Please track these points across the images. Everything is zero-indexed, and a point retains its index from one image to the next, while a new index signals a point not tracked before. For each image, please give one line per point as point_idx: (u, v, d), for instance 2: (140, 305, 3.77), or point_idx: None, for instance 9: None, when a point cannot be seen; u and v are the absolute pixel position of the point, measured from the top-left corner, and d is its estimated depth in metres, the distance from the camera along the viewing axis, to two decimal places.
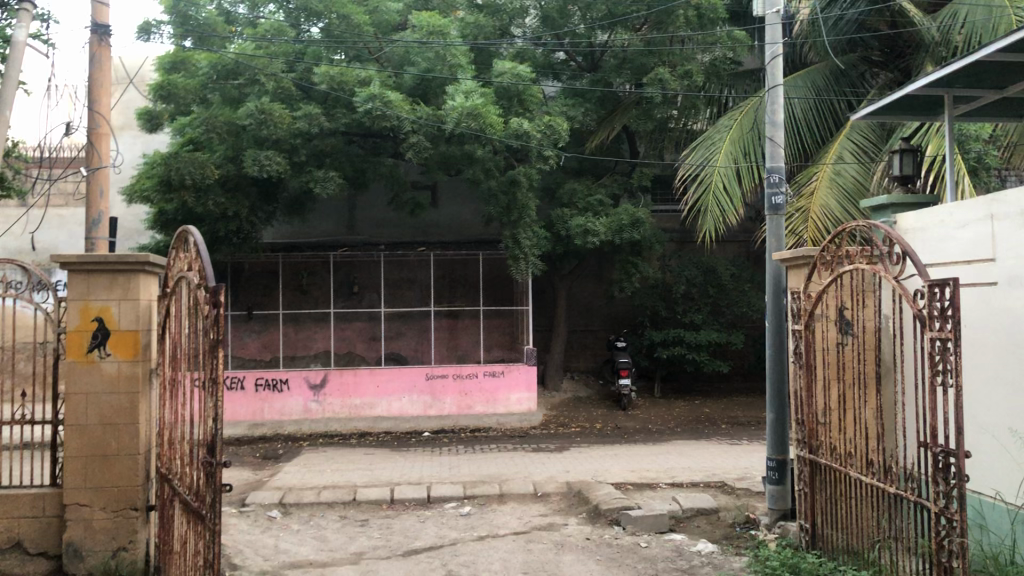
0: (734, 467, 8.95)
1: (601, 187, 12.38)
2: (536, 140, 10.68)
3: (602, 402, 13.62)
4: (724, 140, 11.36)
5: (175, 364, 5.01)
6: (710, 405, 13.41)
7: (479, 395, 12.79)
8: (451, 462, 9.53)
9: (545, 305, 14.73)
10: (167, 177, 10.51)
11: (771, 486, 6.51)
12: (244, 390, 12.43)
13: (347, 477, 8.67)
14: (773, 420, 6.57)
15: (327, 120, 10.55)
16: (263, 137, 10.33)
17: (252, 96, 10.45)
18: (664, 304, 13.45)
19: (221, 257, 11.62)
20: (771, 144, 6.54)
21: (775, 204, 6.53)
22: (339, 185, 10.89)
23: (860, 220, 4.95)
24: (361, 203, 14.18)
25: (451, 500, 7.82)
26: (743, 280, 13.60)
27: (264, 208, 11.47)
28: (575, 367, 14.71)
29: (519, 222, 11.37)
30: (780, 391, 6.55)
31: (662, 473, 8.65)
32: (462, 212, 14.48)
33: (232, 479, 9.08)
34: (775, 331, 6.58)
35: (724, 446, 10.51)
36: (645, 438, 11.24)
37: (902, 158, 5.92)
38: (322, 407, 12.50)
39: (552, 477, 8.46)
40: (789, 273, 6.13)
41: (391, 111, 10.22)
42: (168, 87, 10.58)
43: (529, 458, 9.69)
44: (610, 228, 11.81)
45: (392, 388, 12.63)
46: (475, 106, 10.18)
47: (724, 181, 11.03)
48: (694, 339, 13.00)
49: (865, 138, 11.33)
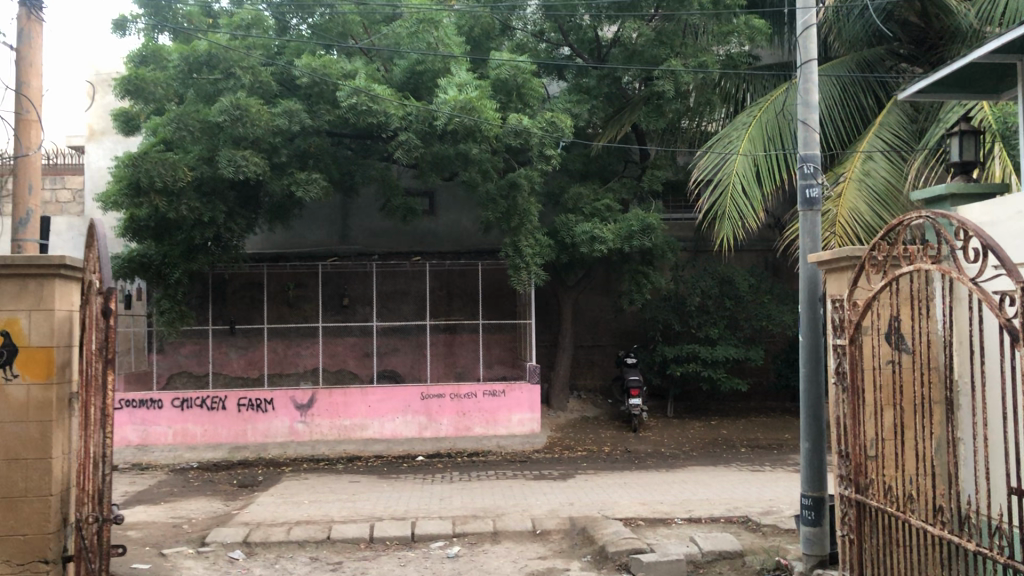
0: (758, 498, 8.00)
1: (609, 191, 11.49)
2: (537, 138, 9.81)
3: (611, 423, 12.64)
4: (743, 138, 10.46)
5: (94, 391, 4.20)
6: (728, 426, 12.44)
7: (478, 416, 11.82)
8: (443, 491, 8.61)
9: (550, 319, 13.79)
10: (135, 180, 9.65)
11: (805, 527, 5.53)
12: (226, 410, 11.57)
13: (324, 511, 7.76)
14: (808, 451, 5.59)
15: (310, 117, 9.74)
16: (240, 135, 9.50)
17: (227, 91, 9.53)
18: (677, 317, 12.53)
19: (198, 267, 10.78)
20: (804, 128, 5.64)
21: (810, 198, 5.57)
22: (324, 188, 10.06)
23: (923, 211, 4.02)
24: (353, 211, 13.34)
25: (438, 540, 6.87)
26: (762, 291, 12.65)
27: (244, 213, 10.61)
28: (581, 385, 13.76)
29: (520, 229, 10.50)
30: (816, 415, 5.60)
31: (677, 506, 7.71)
32: (462, 219, 13.58)
33: (198, 511, 8.15)
34: (810, 346, 5.61)
35: (745, 473, 9.54)
36: (658, 463, 10.28)
37: (962, 141, 4.95)
38: (309, 428, 11.61)
39: (554, 511, 7.52)
40: (828, 278, 5.19)
41: (378, 106, 9.37)
42: (135, 81, 9.72)
43: (530, 488, 8.76)
44: (619, 235, 10.93)
45: (385, 408, 11.73)
46: (469, 99, 9.27)
47: (742, 184, 10.11)
48: (710, 356, 12.08)
49: (897, 138, 10.38)
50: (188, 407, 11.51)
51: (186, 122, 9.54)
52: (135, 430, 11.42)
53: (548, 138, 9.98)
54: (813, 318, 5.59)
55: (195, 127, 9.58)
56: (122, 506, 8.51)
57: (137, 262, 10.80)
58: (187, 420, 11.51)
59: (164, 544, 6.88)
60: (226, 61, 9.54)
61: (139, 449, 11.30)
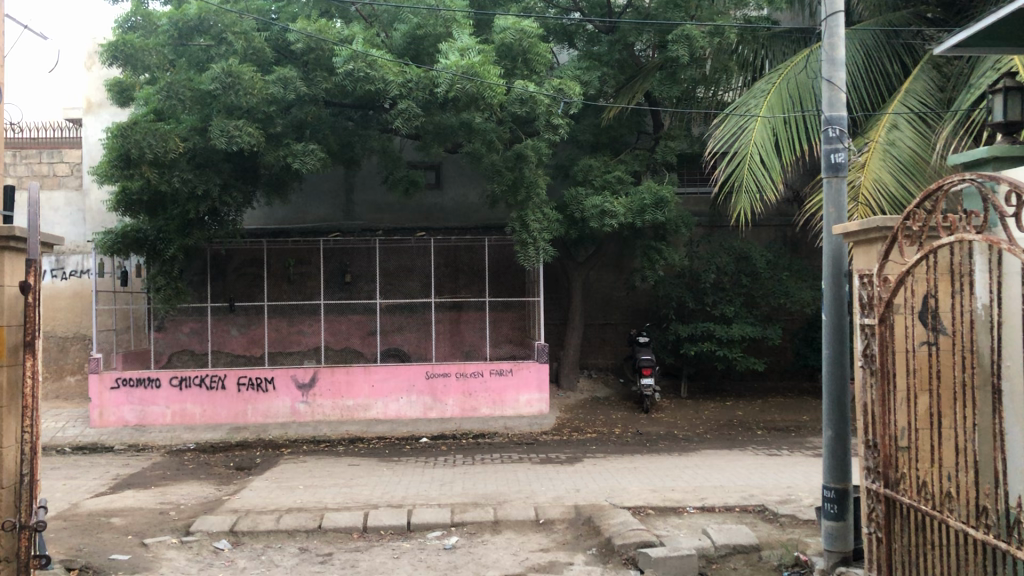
0: (775, 485, 7.56)
1: (621, 163, 11.06)
2: (543, 106, 9.33)
3: (622, 403, 12.21)
4: (762, 105, 9.93)
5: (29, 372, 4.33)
6: (745, 407, 11.99)
7: (485, 396, 11.43)
8: (444, 476, 8.23)
9: (560, 296, 13.35)
10: (125, 152, 9.24)
11: (827, 522, 5.09)
12: (226, 390, 11.25)
13: (318, 497, 7.40)
14: (831, 440, 5.15)
15: (306, 85, 9.32)
16: (234, 104, 9.07)
17: (219, 58, 9.11)
18: (691, 294, 12.09)
19: (193, 242, 10.39)
20: (828, 87, 5.15)
21: (835, 163, 5.08)
22: (322, 160, 9.64)
23: (966, 174, 3.55)
24: (357, 185, 12.94)
25: (435, 529, 6.49)
26: (780, 268, 12.16)
27: (240, 186, 10.20)
28: (592, 364, 13.33)
29: (527, 202, 10.05)
30: (841, 401, 5.14)
31: (688, 493, 7.30)
32: (469, 193, 13.12)
33: (189, 496, 7.79)
34: (834, 327, 5.14)
35: (762, 457, 9.11)
36: (670, 446, 9.85)
37: (1007, 98, 4.43)
38: (311, 408, 11.28)
39: (559, 498, 7.13)
40: (856, 252, 4.73)
41: (376, 73, 8.90)
42: (120, 45, 9.24)
43: (536, 473, 8.37)
44: (630, 209, 10.46)
45: (389, 387, 11.37)
46: (471, 64, 8.77)
47: (760, 154, 9.60)
48: (725, 334, 11.63)
49: (924, 104, 9.83)
50: (186, 387, 11.21)
51: (175, 91, 9.15)
52: (132, 410, 11.11)
53: (556, 107, 9.47)
54: (839, 297, 5.12)
55: (185, 95, 9.19)
56: (111, 490, 8.16)
57: (132, 238, 10.47)
58: (185, 400, 11.21)
59: (146, 533, 6.52)
60: (216, 26, 9.07)
61: (137, 429, 11.01)
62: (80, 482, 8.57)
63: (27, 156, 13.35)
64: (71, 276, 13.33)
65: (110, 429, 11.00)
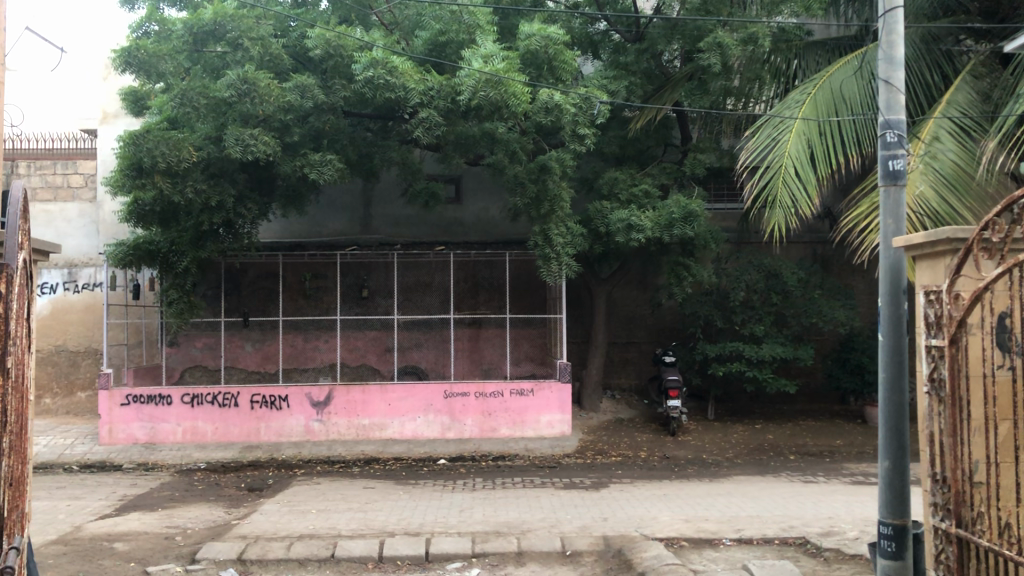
0: (815, 515, 7.09)
1: (647, 176, 10.72)
2: (569, 114, 8.94)
3: (647, 425, 11.78)
4: (796, 115, 9.56)
5: (30, 395, 3.81)
6: (774, 431, 11.54)
7: (505, 416, 11.04)
8: (464, 502, 7.83)
9: (582, 313, 12.96)
10: (137, 161, 8.95)
11: (883, 560, 4.67)
12: (238, 408, 10.92)
13: (331, 523, 7.01)
14: (887, 471, 4.74)
15: (323, 93, 9.00)
16: (250, 112, 8.79)
17: (235, 65, 8.85)
18: (720, 313, 11.69)
19: (207, 255, 10.09)
20: (886, 88, 4.80)
21: (894, 171, 4.72)
22: (340, 170, 9.33)
23: None
24: (376, 198, 12.65)
25: (455, 561, 6.08)
26: (812, 286, 11.73)
27: (255, 197, 9.91)
28: (615, 384, 12.92)
29: (550, 216, 9.69)
30: (899, 429, 4.72)
31: (723, 524, 6.86)
32: (490, 207, 12.77)
33: (197, 520, 7.42)
34: (891, 349, 4.74)
35: (797, 485, 8.66)
36: (700, 472, 9.40)
37: None
38: (325, 427, 10.93)
39: (586, 528, 6.72)
40: (922, 267, 4.32)
41: (397, 80, 8.56)
42: (134, 51, 8.90)
43: (560, 499, 7.95)
44: (658, 223, 10.07)
45: (406, 407, 11.01)
46: (496, 71, 8.40)
47: (795, 167, 9.21)
48: (755, 355, 11.21)
49: (969, 118, 9.37)
50: (198, 404, 10.89)
51: (189, 97, 8.89)
52: (143, 427, 10.80)
53: (582, 116, 9.12)
54: (897, 315, 4.71)
55: (200, 102, 8.92)
56: (116, 512, 7.82)
57: (144, 250, 10.19)
58: (197, 418, 10.88)
59: (149, 561, 6.14)
60: (233, 31, 8.81)
61: (147, 447, 10.68)
62: (85, 504, 8.23)
63: (41, 167, 13.10)
64: (83, 289, 13.09)
65: (120, 447, 10.69)
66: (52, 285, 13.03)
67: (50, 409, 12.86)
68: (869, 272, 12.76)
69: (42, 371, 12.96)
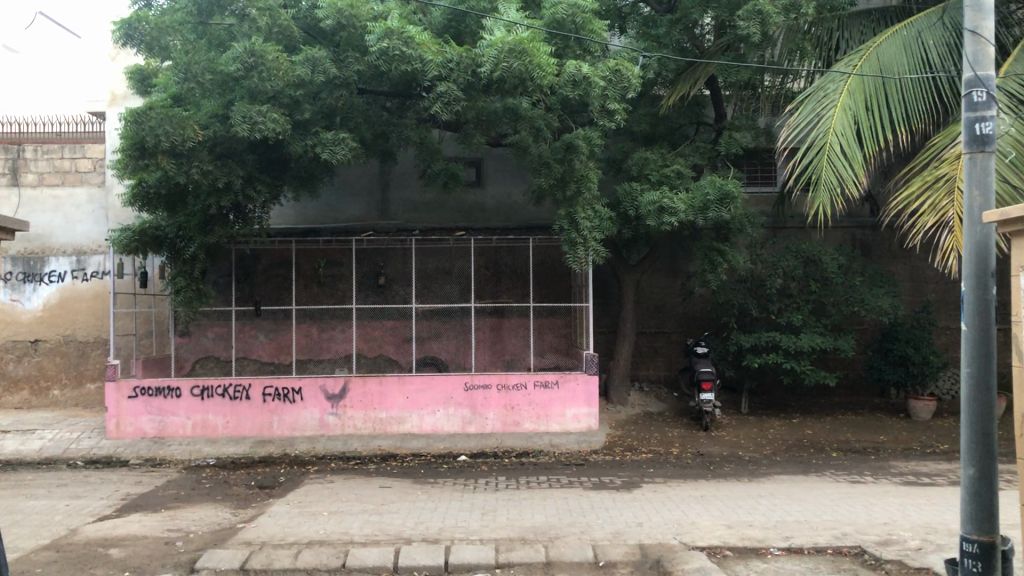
0: (870, 522, 6.47)
1: (680, 157, 10.11)
2: (598, 88, 8.30)
3: (678, 419, 11.19)
4: (841, 89, 8.91)
5: None
6: (813, 426, 10.92)
7: (529, 410, 10.48)
8: (487, 504, 7.29)
9: (608, 302, 12.37)
10: (140, 140, 8.45)
11: None
12: (250, 401, 10.44)
13: (343, 527, 6.49)
14: (973, 479, 4.24)
15: (335, 67, 8.47)
16: (258, 89, 8.25)
17: (241, 38, 8.36)
18: (756, 301, 11.08)
19: (215, 241, 9.59)
20: (974, 39, 4.44)
21: (984, 134, 4.35)
22: (354, 150, 8.78)
23: None
24: (393, 182, 12.12)
25: (477, 572, 5.53)
26: (853, 273, 11.09)
27: (266, 179, 9.39)
28: (643, 376, 12.34)
29: (577, 198, 9.11)
30: (987, 433, 4.23)
31: (770, 531, 6.27)
32: (512, 191, 12.21)
33: (201, 523, 6.93)
34: (977, 341, 4.25)
35: (844, 486, 8.03)
36: (737, 471, 8.79)
37: None
38: (341, 421, 10.43)
39: (620, 534, 6.17)
40: (1015, 244, 3.72)
41: (413, 51, 7.97)
42: (136, 22, 8.55)
43: (590, 501, 7.39)
44: (691, 205, 9.45)
45: (424, 400, 10.49)
46: (518, 40, 7.78)
47: (840, 144, 8.59)
48: (793, 345, 10.59)
49: None
50: (208, 397, 10.42)
51: (193, 72, 8.40)
52: (151, 421, 10.35)
53: (612, 89, 8.47)
54: (984, 302, 4.22)
55: (205, 78, 8.42)
56: (116, 514, 7.33)
57: (150, 236, 9.70)
58: (207, 411, 10.41)
59: (144, 570, 5.63)
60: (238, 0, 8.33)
61: (155, 442, 10.23)
62: (84, 503, 7.74)
63: (49, 151, 12.64)
64: (92, 278, 12.67)
65: (127, 441, 10.24)
66: (61, 273, 12.61)
67: (58, 401, 12.49)
68: (913, 258, 12.07)
69: (51, 362, 12.56)
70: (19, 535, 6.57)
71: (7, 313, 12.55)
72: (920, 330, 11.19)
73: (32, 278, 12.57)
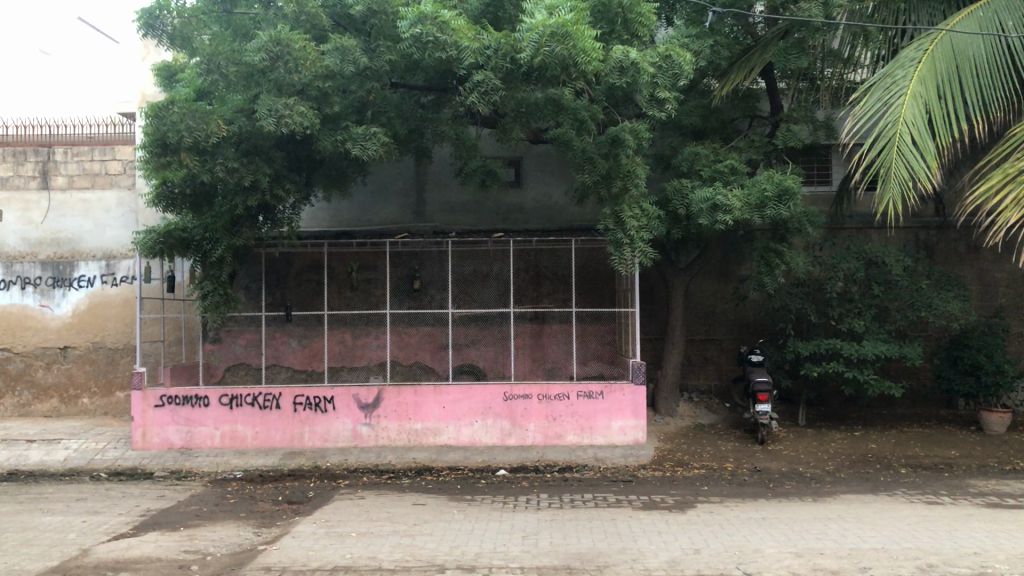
0: (957, 551, 5.77)
1: (733, 151, 9.49)
2: (648, 75, 7.67)
3: (731, 432, 10.50)
4: (912, 74, 8.18)
5: None
6: (878, 439, 10.16)
7: (571, 421, 9.88)
8: (529, 526, 6.71)
9: (656, 307, 11.73)
10: (162, 135, 8.04)
11: None
12: (280, 410, 9.96)
13: (372, 551, 5.95)
14: None
15: (366, 57, 7.99)
16: (285, 81, 7.80)
17: (268, 28, 7.99)
18: (814, 306, 10.38)
19: (243, 243, 9.14)
20: None
21: None
22: (386, 145, 8.26)
23: None
24: (430, 183, 11.65)
25: None
26: (919, 276, 10.33)
27: (295, 178, 8.93)
28: (692, 386, 11.67)
29: (623, 196, 8.50)
30: None
31: (844, 561, 5.59)
32: (554, 191, 11.65)
33: (222, 543, 6.44)
34: None
35: (920, 507, 7.30)
36: (799, 489, 8.11)
37: None
38: (374, 432, 9.92)
39: (675, 563, 5.55)
40: None
41: (448, 37, 7.47)
42: (159, 12, 8.24)
43: (641, 523, 6.76)
44: (747, 203, 8.78)
45: (461, 410, 9.94)
46: (561, 23, 7.22)
47: (911, 135, 7.88)
48: (856, 353, 9.87)
49: None
50: (237, 406, 9.97)
51: (216, 64, 8.06)
52: (178, 431, 9.93)
53: (661, 77, 7.88)
54: None
55: (229, 70, 8.06)
56: (132, 532, 6.87)
57: (177, 238, 9.29)
58: (235, 421, 9.96)
59: None
60: None
61: (182, 453, 9.81)
62: (102, 520, 7.31)
63: (79, 153, 12.37)
64: (121, 283, 12.34)
65: (154, 453, 9.83)
66: (90, 278, 12.31)
67: (87, 410, 12.16)
68: (983, 260, 11.25)
69: (79, 369, 12.24)
70: (27, 556, 6.13)
71: (36, 318, 12.27)
72: (994, 337, 10.37)
73: (61, 283, 12.28)
